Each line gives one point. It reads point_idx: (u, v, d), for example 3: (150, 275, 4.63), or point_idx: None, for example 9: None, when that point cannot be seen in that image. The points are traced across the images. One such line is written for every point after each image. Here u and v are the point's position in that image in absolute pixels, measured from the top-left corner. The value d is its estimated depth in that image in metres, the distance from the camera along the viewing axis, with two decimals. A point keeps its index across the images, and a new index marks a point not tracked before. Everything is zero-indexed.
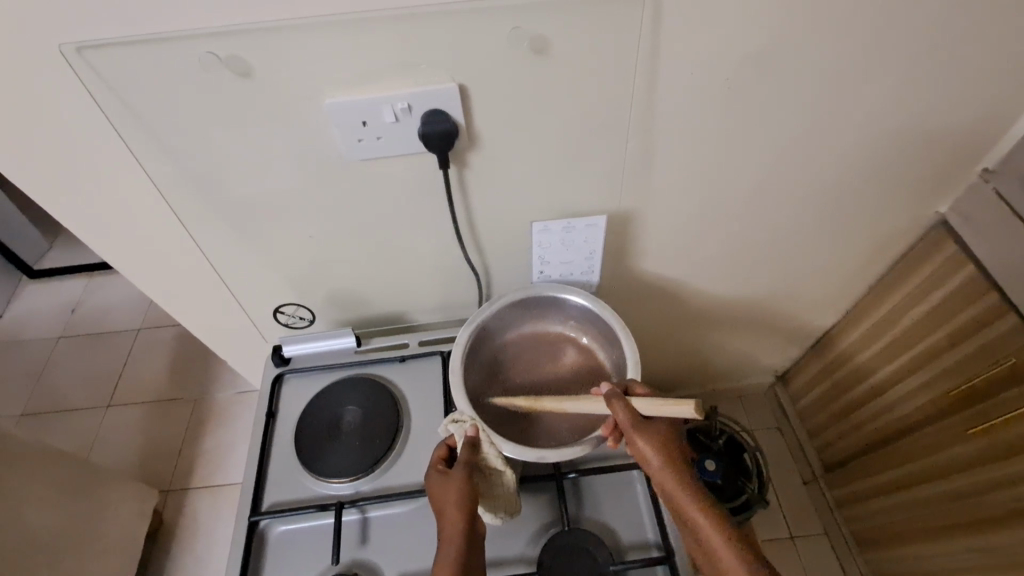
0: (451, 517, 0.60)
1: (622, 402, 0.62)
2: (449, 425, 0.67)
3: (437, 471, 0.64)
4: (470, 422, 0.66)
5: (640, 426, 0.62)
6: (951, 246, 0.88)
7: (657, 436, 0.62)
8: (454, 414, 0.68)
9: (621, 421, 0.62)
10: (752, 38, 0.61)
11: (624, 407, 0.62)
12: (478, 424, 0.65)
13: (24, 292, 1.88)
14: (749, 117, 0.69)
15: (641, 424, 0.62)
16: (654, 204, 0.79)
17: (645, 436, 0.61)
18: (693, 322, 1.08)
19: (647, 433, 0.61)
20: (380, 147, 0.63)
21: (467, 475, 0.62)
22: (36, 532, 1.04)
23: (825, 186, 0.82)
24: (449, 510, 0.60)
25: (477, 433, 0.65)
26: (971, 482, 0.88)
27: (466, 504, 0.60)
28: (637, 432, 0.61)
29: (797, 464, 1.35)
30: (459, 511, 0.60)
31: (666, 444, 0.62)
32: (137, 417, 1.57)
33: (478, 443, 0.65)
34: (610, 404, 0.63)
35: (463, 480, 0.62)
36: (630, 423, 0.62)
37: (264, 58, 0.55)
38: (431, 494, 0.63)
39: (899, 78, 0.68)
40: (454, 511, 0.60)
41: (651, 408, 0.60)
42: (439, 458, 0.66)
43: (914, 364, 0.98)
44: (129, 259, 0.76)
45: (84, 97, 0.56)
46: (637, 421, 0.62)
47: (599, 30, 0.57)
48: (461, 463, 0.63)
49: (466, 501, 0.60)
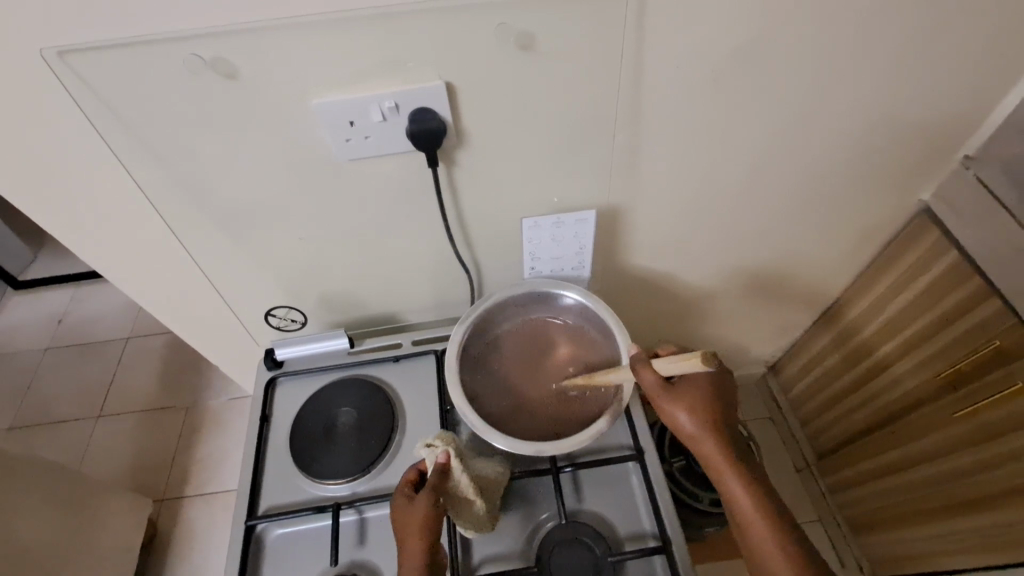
0: (411, 546, 0.60)
1: (648, 368, 0.64)
2: (422, 449, 0.66)
3: (404, 496, 0.64)
4: (443, 447, 0.65)
5: (670, 393, 0.64)
6: (934, 234, 0.90)
7: (688, 401, 0.64)
8: (430, 437, 0.67)
9: (648, 385, 0.65)
10: (736, 31, 0.61)
11: (649, 372, 0.64)
12: (450, 451, 0.64)
13: (8, 304, 1.85)
14: (736, 110, 0.70)
15: (672, 391, 0.64)
16: (643, 198, 0.79)
17: (676, 401, 0.64)
18: (684, 315, 1.10)
19: (679, 399, 0.64)
20: (368, 146, 0.63)
21: (431, 505, 0.62)
22: (31, 544, 1.03)
23: (810, 176, 0.82)
24: (409, 538, 0.61)
25: (447, 460, 0.64)
26: (961, 464, 0.90)
27: (426, 534, 0.60)
28: (669, 400, 0.64)
29: (791, 453, 1.37)
30: (418, 543, 0.60)
31: (698, 406, 0.64)
32: (129, 427, 1.55)
33: (447, 470, 0.64)
34: (636, 369, 0.65)
35: (426, 511, 0.61)
36: (659, 392, 0.65)
37: (251, 59, 0.55)
38: (396, 518, 0.64)
39: (879, 68, 0.69)
40: (413, 542, 0.60)
41: (670, 366, 0.60)
42: (408, 480, 0.66)
43: (902, 350, 1.00)
44: (118, 266, 0.76)
45: (69, 102, 0.56)
46: (667, 387, 0.65)
47: (586, 23, 0.57)
48: (428, 491, 0.62)
49: (427, 531, 0.61)
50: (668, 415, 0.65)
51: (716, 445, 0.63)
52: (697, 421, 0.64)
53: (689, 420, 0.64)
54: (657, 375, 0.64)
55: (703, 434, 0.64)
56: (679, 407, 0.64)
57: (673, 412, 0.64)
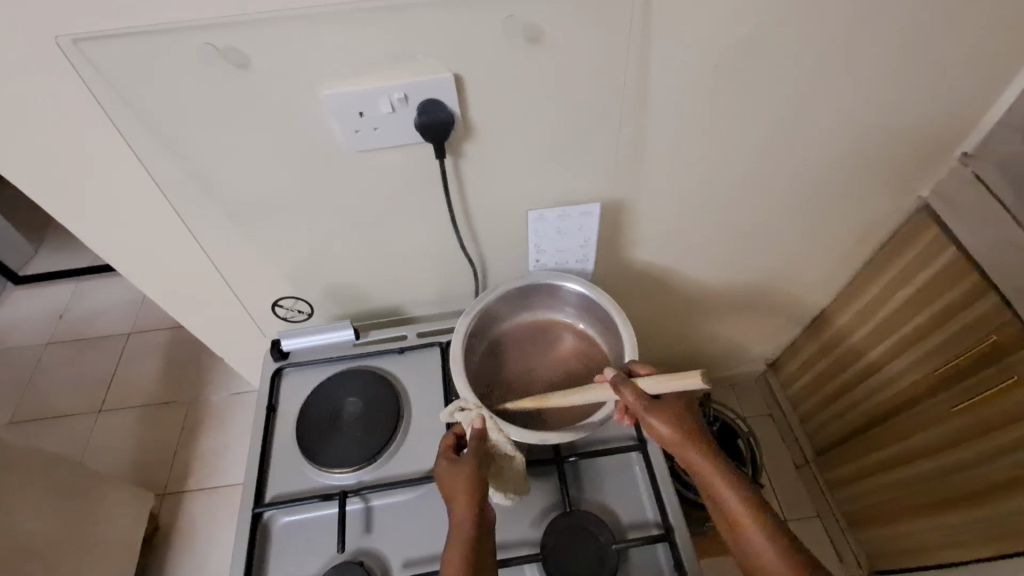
0: (461, 500, 0.60)
1: (631, 385, 0.63)
2: (456, 414, 0.67)
3: (449, 458, 0.65)
4: (478, 412, 0.67)
5: (650, 406, 0.62)
6: (933, 230, 0.91)
7: (667, 413, 0.62)
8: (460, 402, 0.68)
9: (631, 404, 0.62)
10: (740, 26, 0.62)
11: (632, 391, 0.62)
12: (485, 415, 0.66)
13: (9, 298, 1.86)
14: (739, 105, 0.71)
15: (653, 405, 0.62)
16: (647, 192, 0.80)
17: (658, 415, 0.62)
18: (685, 311, 1.11)
19: (659, 411, 0.62)
20: (377, 137, 0.63)
21: (477, 463, 0.63)
22: (34, 536, 1.04)
23: (812, 172, 0.83)
24: (459, 493, 0.61)
25: (484, 424, 0.66)
26: (959, 457, 0.91)
27: (477, 488, 0.61)
28: (652, 413, 0.62)
29: (790, 449, 1.38)
30: (469, 499, 0.60)
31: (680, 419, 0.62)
32: (130, 421, 1.56)
33: (485, 433, 0.65)
34: (619, 388, 0.63)
35: (472, 470, 0.62)
36: (643, 407, 0.62)
37: (263, 49, 0.55)
38: (440, 482, 0.64)
39: (881, 65, 0.70)
40: (465, 498, 0.60)
41: (658, 386, 0.61)
42: (447, 446, 0.67)
43: (901, 346, 1.01)
44: (126, 255, 0.76)
45: (82, 90, 0.56)
46: (649, 401, 0.62)
47: (593, 17, 0.58)
48: (476, 449, 0.64)
49: (477, 485, 0.61)
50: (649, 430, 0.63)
51: (701, 457, 0.60)
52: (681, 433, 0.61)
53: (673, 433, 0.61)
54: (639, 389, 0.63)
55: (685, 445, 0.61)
56: (663, 420, 0.61)
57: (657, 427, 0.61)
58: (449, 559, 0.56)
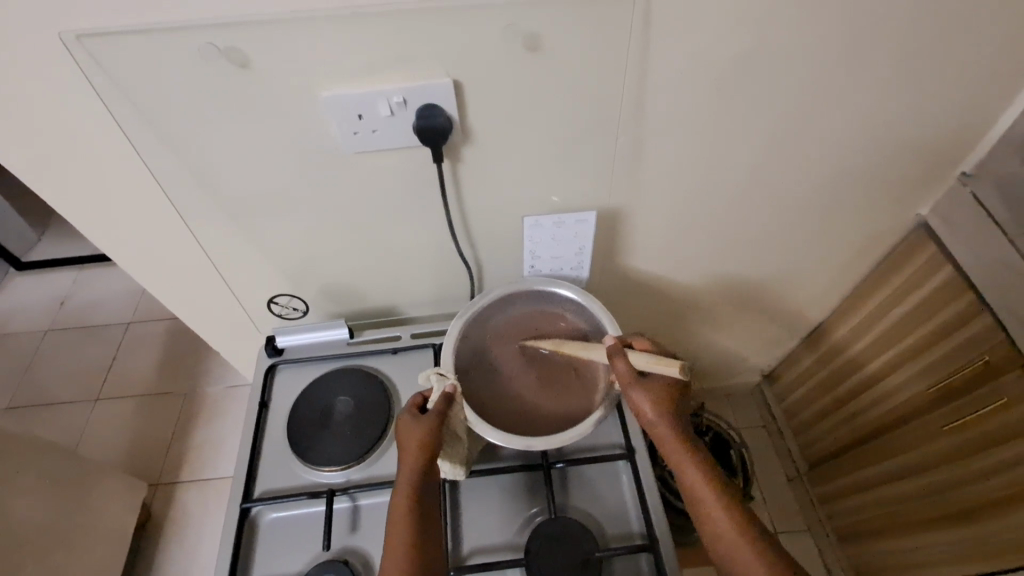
0: (411, 458, 0.63)
1: (625, 357, 0.66)
2: (432, 376, 0.69)
3: (410, 413, 0.66)
4: (452, 380, 0.68)
5: (639, 381, 0.64)
6: (930, 248, 0.91)
7: (658, 393, 0.64)
8: (438, 369, 0.70)
9: (621, 374, 0.65)
10: (738, 40, 0.63)
11: (624, 362, 0.65)
12: (458, 384, 0.68)
13: (11, 285, 1.87)
14: (736, 118, 0.71)
15: (641, 382, 0.64)
16: (644, 201, 0.80)
17: (645, 392, 0.64)
18: (681, 320, 1.11)
19: (646, 387, 0.64)
20: (375, 139, 0.64)
21: (436, 424, 0.64)
22: (26, 522, 1.04)
23: (810, 186, 0.83)
24: (410, 454, 0.63)
25: (454, 390, 0.67)
26: (949, 476, 0.90)
27: (427, 453, 0.63)
28: (639, 390, 0.64)
29: (783, 462, 1.38)
30: (418, 458, 0.63)
31: (666, 401, 0.64)
32: (126, 411, 1.57)
33: (453, 399, 0.67)
34: (613, 358, 0.66)
35: (430, 430, 0.64)
36: (631, 382, 0.64)
37: (264, 50, 0.56)
38: (398, 434, 0.65)
39: (879, 82, 0.70)
40: (415, 455, 0.63)
41: (648, 364, 0.63)
42: (414, 402, 0.68)
43: (896, 362, 1.01)
44: (124, 248, 0.77)
45: (85, 85, 0.57)
46: (637, 378, 0.65)
47: (592, 27, 0.58)
48: (435, 412, 0.65)
49: (428, 450, 0.63)
50: (632, 404, 0.65)
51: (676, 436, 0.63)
52: (663, 413, 0.64)
53: (655, 411, 0.64)
54: (630, 365, 0.65)
55: (664, 423, 0.64)
56: (648, 397, 0.64)
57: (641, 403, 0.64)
58: (393, 519, 0.60)
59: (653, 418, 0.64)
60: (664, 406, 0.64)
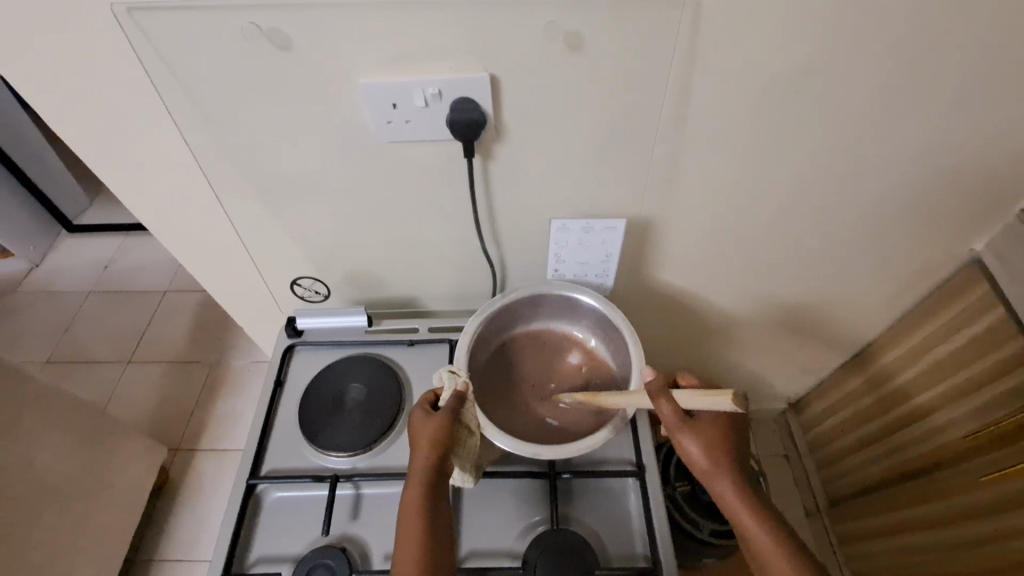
0: (422, 454, 0.62)
1: (669, 399, 0.60)
2: (445, 375, 0.68)
3: (421, 411, 0.65)
4: (464, 378, 0.67)
5: (687, 425, 0.61)
6: (983, 286, 0.85)
7: (705, 434, 0.61)
8: (452, 367, 0.69)
9: (666, 416, 0.61)
10: (790, 53, 0.60)
11: (668, 402, 0.60)
12: (470, 382, 0.67)
13: (61, 245, 1.96)
14: (782, 133, 0.68)
15: (688, 423, 0.61)
16: (677, 212, 0.78)
17: (690, 433, 0.60)
18: (706, 338, 1.07)
19: (693, 430, 0.60)
20: (408, 130, 0.64)
21: (447, 421, 0.63)
22: (53, 473, 1.09)
23: (857, 211, 0.79)
24: (420, 453, 0.62)
25: (465, 389, 0.66)
26: (986, 530, 0.85)
27: (439, 452, 0.62)
28: (685, 433, 0.60)
29: (802, 496, 1.31)
30: (430, 454, 0.62)
31: (713, 442, 0.61)
32: (154, 375, 1.62)
33: (465, 398, 0.66)
34: (654, 399, 0.61)
35: (442, 427, 0.63)
36: (676, 424, 0.61)
37: (305, 32, 0.56)
38: (411, 430, 0.65)
39: (941, 106, 0.66)
40: (426, 451, 0.62)
41: (693, 400, 0.56)
42: (427, 400, 0.67)
43: (936, 404, 0.95)
44: (160, 219, 0.79)
45: (132, 57, 0.58)
46: (683, 419, 0.61)
47: (637, 29, 0.56)
48: (446, 409, 0.64)
49: (440, 447, 0.62)
50: (679, 448, 0.61)
51: (730, 483, 0.60)
52: (710, 454, 0.60)
53: (700, 453, 0.60)
54: (676, 405, 0.60)
55: (717, 469, 0.60)
56: (694, 439, 0.60)
57: (687, 445, 0.60)
58: (405, 520, 0.59)
59: (699, 460, 0.60)
60: (711, 448, 0.60)
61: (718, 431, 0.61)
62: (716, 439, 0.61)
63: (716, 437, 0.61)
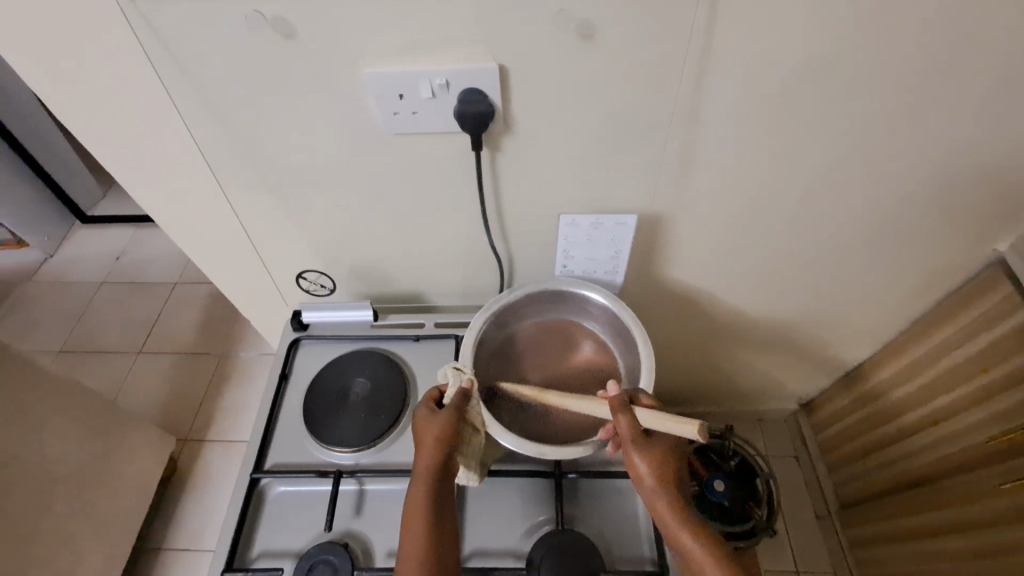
0: (427, 452, 0.61)
1: (628, 413, 0.60)
2: (450, 371, 0.67)
3: (425, 409, 0.64)
4: (469, 375, 0.66)
5: (641, 443, 0.59)
6: (1006, 287, 0.82)
7: (658, 455, 0.59)
8: (456, 363, 0.68)
9: (623, 431, 0.60)
10: (811, 43, 0.57)
11: (626, 418, 0.60)
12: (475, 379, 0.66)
13: (75, 235, 1.98)
14: (800, 127, 0.65)
15: (644, 441, 0.59)
16: (689, 208, 0.76)
17: (644, 453, 0.59)
18: (717, 337, 1.05)
19: (647, 450, 0.59)
20: (415, 122, 0.62)
21: (452, 419, 0.62)
22: (63, 462, 1.10)
23: (876, 208, 0.77)
24: (425, 451, 0.61)
25: (470, 386, 0.65)
26: (1006, 540, 0.82)
27: (444, 450, 0.61)
28: (639, 452, 0.59)
29: (812, 497, 1.28)
30: (435, 452, 0.61)
31: (666, 464, 0.59)
32: (164, 366, 1.63)
33: (470, 395, 0.65)
34: (614, 413, 0.61)
35: (447, 425, 0.62)
36: (632, 441, 0.59)
37: (309, 21, 0.55)
38: (415, 428, 0.64)
39: (969, 100, 0.63)
40: (431, 448, 0.61)
41: (657, 423, 0.57)
42: (431, 398, 0.66)
43: (954, 408, 0.92)
44: (167, 210, 0.78)
45: (136, 46, 0.58)
46: (639, 437, 0.60)
47: (651, 18, 0.55)
48: (451, 407, 0.63)
49: (445, 445, 0.61)
50: (631, 468, 0.60)
51: (677, 508, 0.58)
52: (661, 475, 0.59)
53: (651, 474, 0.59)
54: (635, 421, 0.60)
55: (665, 491, 0.59)
56: (648, 458, 0.59)
57: (639, 466, 0.59)
58: (409, 520, 0.58)
59: (648, 482, 0.59)
60: (662, 469, 0.59)
61: (670, 455, 0.60)
62: (668, 461, 0.60)
63: (668, 458, 0.60)
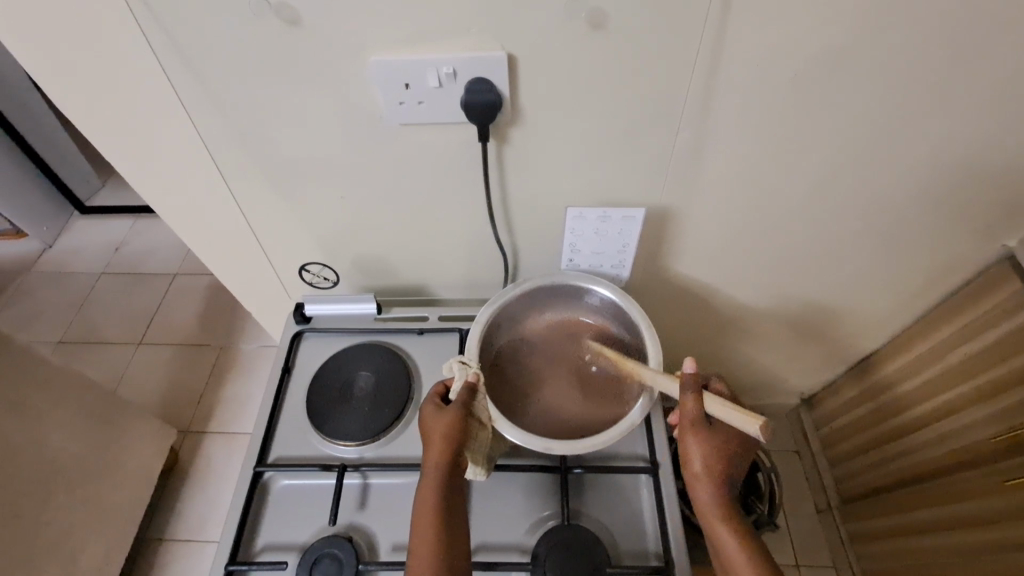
0: (435, 448, 0.61)
1: (695, 399, 0.59)
2: (455, 365, 0.66)
3: (432, 406, 0.64)
4: (474, 369, 0.66)
5: (701, 430, 0.59)
6: (1015, 283, 0.82)
7: (715, 445, 0.59)
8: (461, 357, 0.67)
9: (686, 414, 0.59)
10: (826, 34, 0.56)
11: (693, 401, 0.59)
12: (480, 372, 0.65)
13: (73, 226, 1.96)
14: (812, 120, 0.64)
15: (703, 429, 0.59)
16: (697, 202, 0.75)
17: (701, 440, 0.59)
18: (721, 332, 1.04)
19: (707, 438, 0.59)
20: (420, 112, 0.61)
21: (460, 414, 0.62)
22: (63, 453, 1.10)
23: (884, 203, 0.76)
24: (433, 448, 0.61)
25: (476, 380, 0.65)
26: (1011, 536, 0.82)
27: (452, 445, 0.61)
28: (697, 437, 0.59)
29: (813, 492, 1.29)
30: (443, 447, 0.61)
31: (721, 454, 0.59)
32: (164, 358, 1.63)
33: (476, 390, 0.65)
34: (681, 392, 0.59)
35: (454, 421, 0.62)
36: (692, 426, 0.59)
37: (314, 7, 0.53)
38: (422, 424, 0.64)
39: (985, 94, 0.62)
40: (440, 444, 0.61)
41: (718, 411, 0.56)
42: (436, 393, 0.66)
43: (958, 404, 0.92)
44: (168, 201, 0.77)
45: (136, 32, 0.56)
46: (700, 423, 0.59)
47: (663, 6, 0.53)
48: (458, 403, 0.63)
49: (453, 440, 0.61)
50: (684, 450, 0.60)
51: (720, 495, 0.59)
52: (714, 463, 0.59)
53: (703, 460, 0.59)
54: (700, 408, 0.59)
55: (712, 478, 0.59)
56: (702, 445, 0.59)
57: (694, 449, 0.59)
58: (419, 516, 0.58)
59: (699, 466, 0.59)
60: (715, 457, 0.59)
61: (728, 445, 0.60)
62: (724, 451, 0.60)
63: (726, 449, 0.59)
